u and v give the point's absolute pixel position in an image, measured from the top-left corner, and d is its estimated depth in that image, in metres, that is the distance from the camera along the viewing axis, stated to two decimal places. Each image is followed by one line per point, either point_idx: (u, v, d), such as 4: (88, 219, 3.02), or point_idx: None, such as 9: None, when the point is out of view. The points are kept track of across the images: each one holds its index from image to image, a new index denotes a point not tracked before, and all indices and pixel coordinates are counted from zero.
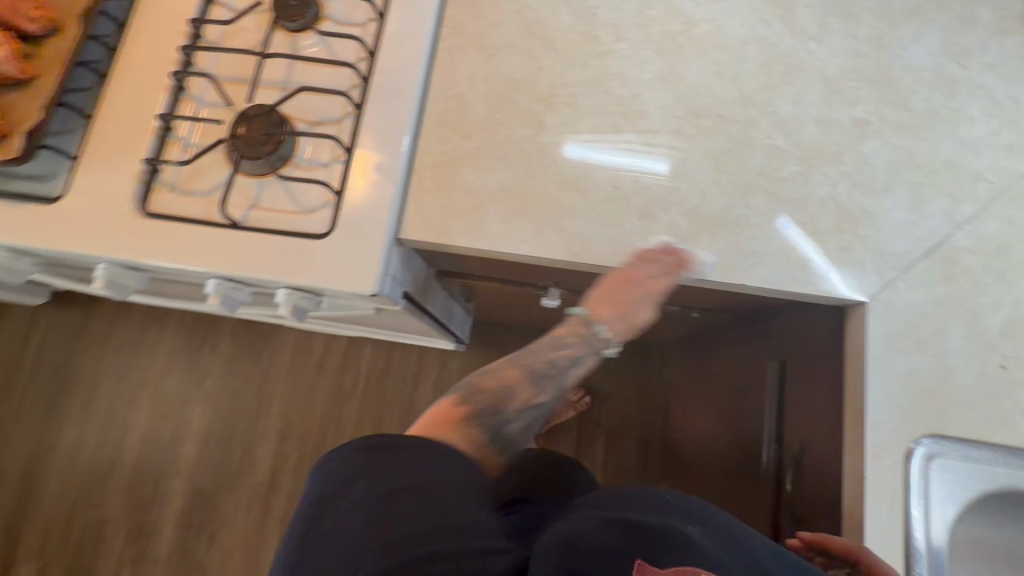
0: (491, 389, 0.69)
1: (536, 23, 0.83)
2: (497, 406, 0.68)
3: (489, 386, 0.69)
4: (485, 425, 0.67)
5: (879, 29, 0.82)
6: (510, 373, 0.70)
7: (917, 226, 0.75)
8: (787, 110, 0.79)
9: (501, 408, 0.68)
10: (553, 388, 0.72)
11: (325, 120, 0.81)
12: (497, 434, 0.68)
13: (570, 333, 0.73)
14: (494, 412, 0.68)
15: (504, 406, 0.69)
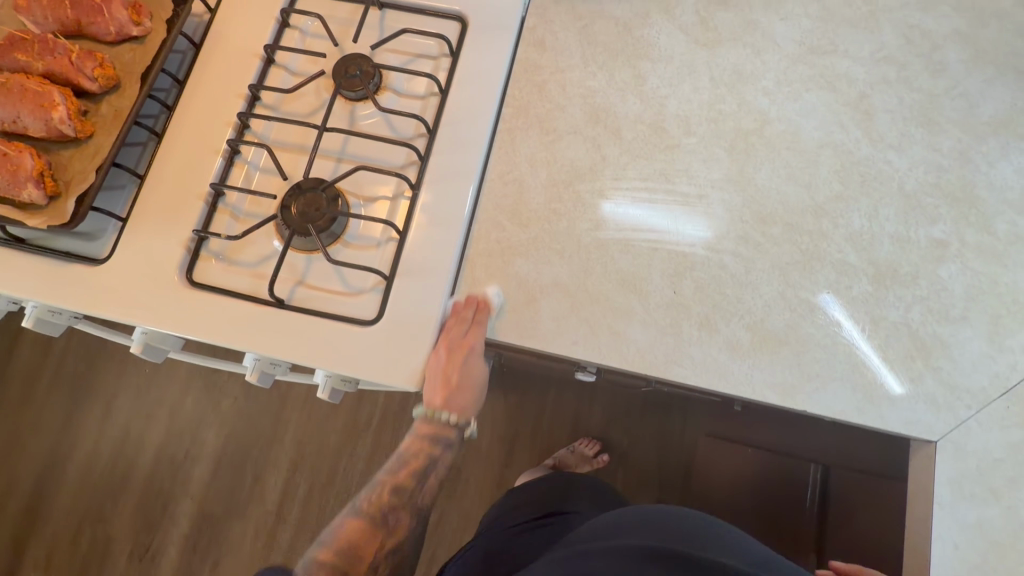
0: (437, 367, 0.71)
1: (602, 110, 0.81)
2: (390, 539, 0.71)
3: (405, 477, 0.73)
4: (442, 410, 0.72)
5: (963, 142, 0.78)
6: (387, 492, 0.73)
7: (995, 362, 0.70)
8: (862, 223, 0.75)
9: (393, 536, 0.71)
10: (434, 483, 0.75)
11: (379, 195, 0.79)
12: (398, 565, 0.72)
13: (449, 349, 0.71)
14: (395, 554, 0.71)
15: (418, 528, 0.74)
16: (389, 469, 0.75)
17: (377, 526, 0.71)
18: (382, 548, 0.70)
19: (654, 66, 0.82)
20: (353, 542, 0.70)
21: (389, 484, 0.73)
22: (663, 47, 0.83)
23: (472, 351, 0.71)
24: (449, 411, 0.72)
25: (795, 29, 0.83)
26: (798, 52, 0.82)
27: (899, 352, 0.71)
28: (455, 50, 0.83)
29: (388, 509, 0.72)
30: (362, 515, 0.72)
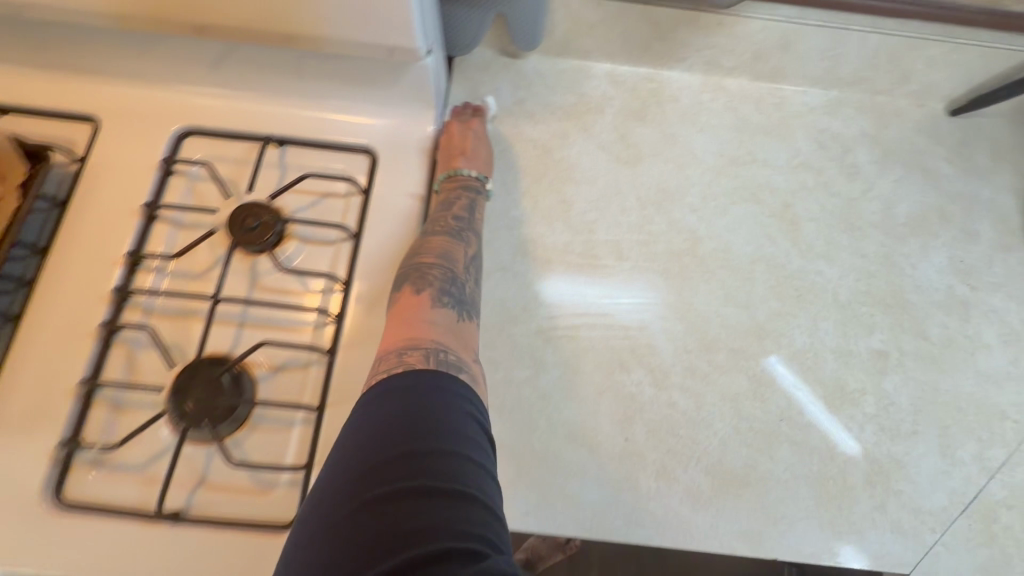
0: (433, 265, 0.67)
1: (529, 241, 0.76)
2: (449, 269, 0.67)
3: (433, 261, 0.67)
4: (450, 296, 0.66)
5: (885, 245, 0.78)
6: (437, 240, 0.69)
7: (951, 477, 0.69)
8: (803, 341, 0.74)
9: (452, 271, 0.67)
10: (473, 237, 0.72)
11: (290, 364, 0.68)
12: (464, 297, 0.67)
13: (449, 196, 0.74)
14: (459, 292, 0.66)
15: (471, 264, 0.71)
16: (426, 242, 0.69)
17: (434, 282, 0.65)
18: (448, 288, 0.66)
19: (578, 189, 0.79)
20: (427, 306, 0.63)
21: (437, 248, 0.68)
22: (585, 167, 0.80)
23: (477, 121, 0.78)
24: (470, 167, 0.75)
25: (712, 141, 0.82)
26: (718, 164, 0.81)
27: (851, 447, 0.70)
28: (365, 187, 0.75)
29: (449, 274, 0.67)
30: (414, 263, 0.66)
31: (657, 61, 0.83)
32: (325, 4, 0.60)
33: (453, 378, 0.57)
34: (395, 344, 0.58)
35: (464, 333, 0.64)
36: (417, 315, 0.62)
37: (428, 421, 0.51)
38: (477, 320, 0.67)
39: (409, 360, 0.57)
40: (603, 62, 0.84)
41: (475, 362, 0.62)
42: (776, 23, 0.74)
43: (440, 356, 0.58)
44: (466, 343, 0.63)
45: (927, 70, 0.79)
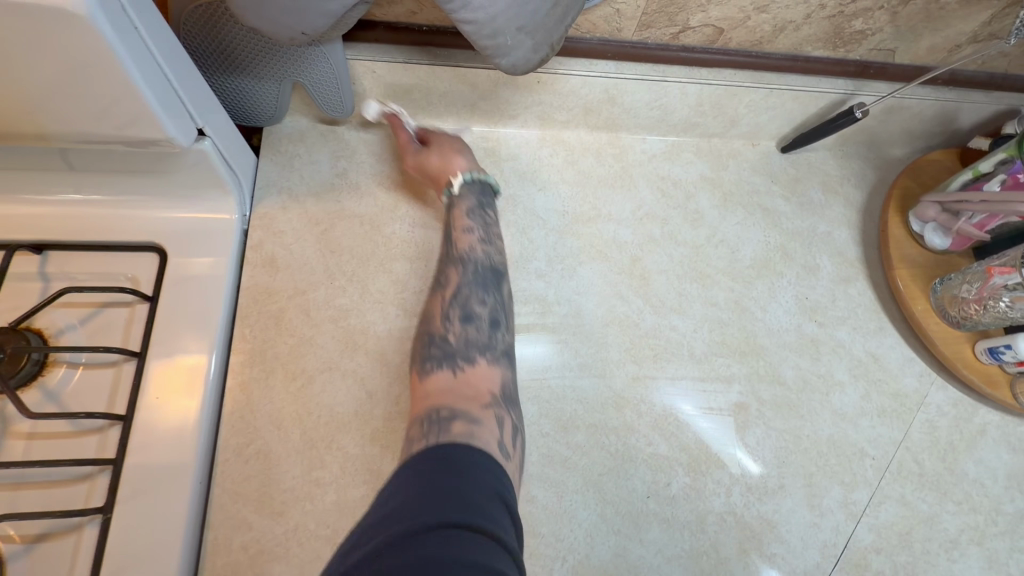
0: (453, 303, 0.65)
1: (359, 332, 0.68)
2: (427, 334, 0.63)
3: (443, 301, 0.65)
4: (446, 355, 0.61)
5: (735, 291, 0.77)
6: (450, 273, 0.67)
7: (821, 529, 0.67)
8: (662, 406, 0.70)
9: (430, 333, 0.63)
10: (456, 266, 0.67)
11: (52, 530, 0.55)
12: (451, 349, 0.62)
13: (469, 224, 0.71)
14: (444, 348, 0.62)
15: (453, 306, 0.65)
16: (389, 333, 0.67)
17: (426, 357, 0.62)
18: (432, 353, 0.62)
19: (413, 266, 0.72)
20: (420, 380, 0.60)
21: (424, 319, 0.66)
22: (420, 240, 0.73)
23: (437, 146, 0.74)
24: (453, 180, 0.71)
25: (554, 198, 0.79)
26: (562, 224, 0.77)
27: (737, 477, 0.68)
28: (151, 295, 0.63)
29: (427, 338, 0.63)
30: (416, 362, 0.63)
31: (489, 120, 0.79)
32: (52, 113, 0.49)
33: (443, 426, 0.52)
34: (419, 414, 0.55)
35: (473, 376, 0.59)
36: (422, 394, 0.59)
37: (472, 488, 0.45)
38: (486, 358, 0.62)
39: (411, 437, 0.53)
40: (433, 124, 0.79)
41: (485, 407, 0.56)
42: (596, 78, 0.72)
43: (433, 416, 0.54)
44: (468, 396, 0.57)
45: (750, 114, 0.80)
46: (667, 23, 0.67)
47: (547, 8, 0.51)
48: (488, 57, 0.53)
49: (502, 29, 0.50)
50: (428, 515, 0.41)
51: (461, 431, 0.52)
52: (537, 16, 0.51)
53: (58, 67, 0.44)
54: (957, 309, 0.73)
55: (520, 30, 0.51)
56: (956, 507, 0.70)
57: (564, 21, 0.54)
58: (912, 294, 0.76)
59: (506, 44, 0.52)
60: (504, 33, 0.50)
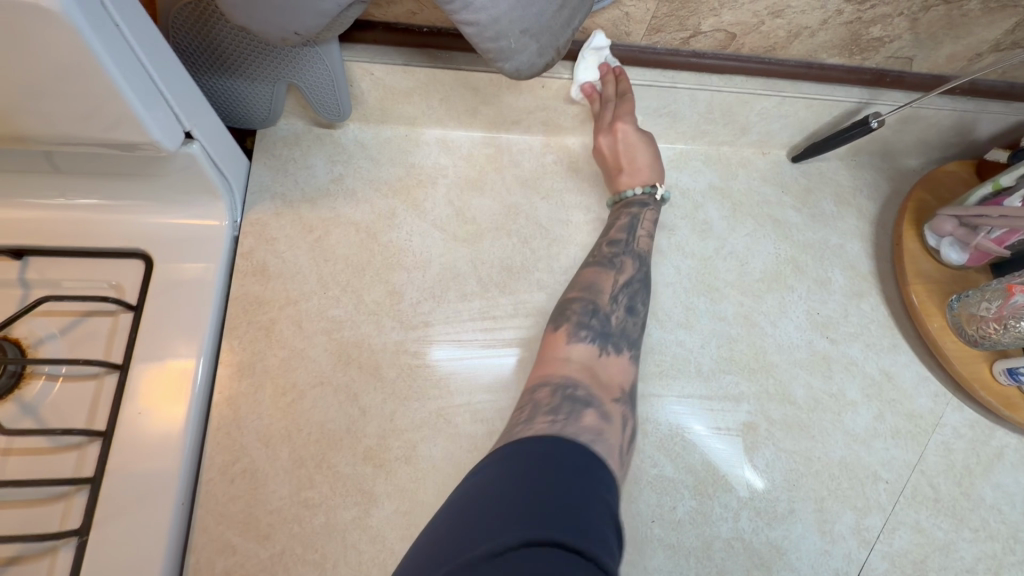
0: (608, 300, 0.65)
1: (353, 345, 0.65)
2: (592, 301, 0.65)
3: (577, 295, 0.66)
4: (598, 330, 0.63)
5: (745, 305, 0.75)
6: (588, 273, 0.68)
7: (832, 557, 0.64)
8: (668, 426, 0.67)
9: (596, 303, 0.65)
10: (629, 261, 0.69)
11: (23, 552, 0.52)
12: (608, 329, 0.63)
13: (621, 217, 0.72)
14: (602, 324, 0.63)
15: (622, 293, 0.67)
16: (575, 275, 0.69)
17: (573, 316, 0.64)
18: (587, 322, 0.63)
19: (411, 276, 0.69)
20: (562, 343, 0.62)
21: (581, 282, 0.67)
22: (418, 249, 0.71)
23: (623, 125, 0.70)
24: (634, 185, 0.72)
25: (559, 206, 0.76)
26: (567, 233, 0.75)
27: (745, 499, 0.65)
28: (136, 304, 0.60)
29: (591, 306, 0.64)
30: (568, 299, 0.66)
31: (491, 125, 0.76)
32: (28, 115, 0.47)
33: (577, 414, 0.53)
34: (552, 377, 0.57)
35: (604, 368, 0.60)
36: (555, 352, 0.61)
37: (582, 493, 0.43)
38: (629, 353, 0.64)
39: (536, 396, 0.55)
40: (433, 128, 0.76)
41: (612, 402, 0.57)
42: (603, 82, 0.69)
43: (566, 392, 0.55)
44: (604, 384, 0.58)
45: (762, 122, 0.77)
46: (678, 27, 0.65)
47: (553, 9, 0.48)
48: (491, 60, 0.51)
49: (505, 32, 0.47)
50: (535, 518, 0.40)
51: (592, 424, 0.53)
52: (542, 18, 0.48)
53: (31, 69, 0.42)
54: (974, 327, 0.70)
55: (524, 33, 0.48)
56: (972, 535, 0.67)
57: (571, 24, 0.52)
58: (928, 311, 0.73)
59: (510, 48, 0.49)
60: (507, 36, 0.47)
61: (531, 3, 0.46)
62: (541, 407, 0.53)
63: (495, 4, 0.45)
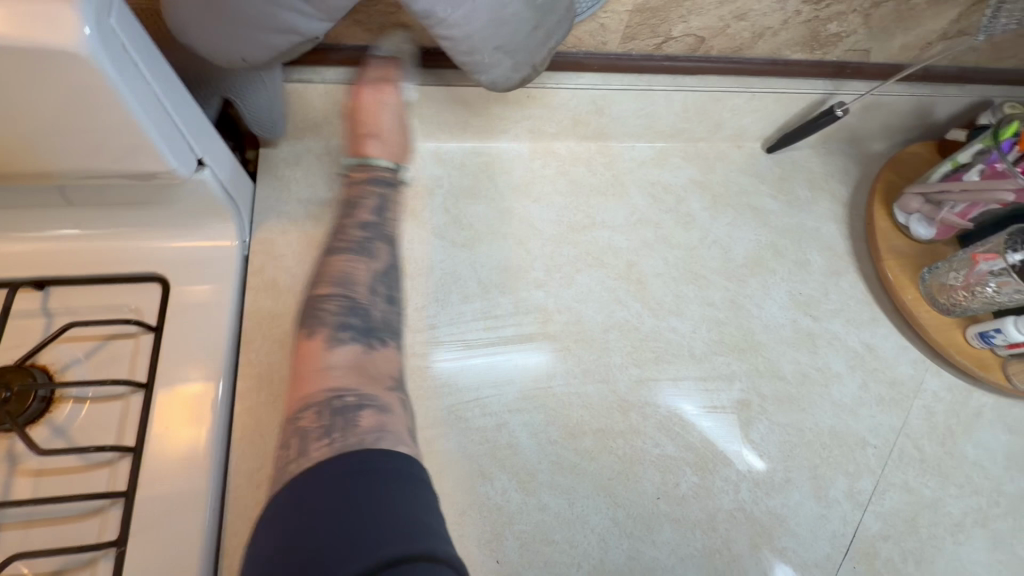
0: (362, 291, 0.69)
1: (365, 350, 0.69)
2: (348, 298, 0.68)
3: (330, 283, 0.68)
4: (359, 320, 0.67)
5: (730, 290, 0.79)
6: (334, 265, 0.69)
7: (829, 520, 0.68)
8: (666, 406, 0.71)
9: (351, 299, 0.68)
10: (386, 245, 0.71)
11: (67, 566, 0.54)
12: (369, 325, 0.68)
13: (355, 185, 0.74)
14: (362, 320, 0.67)
15: (380, 283, 0.70)
16: (322, 268, 0.70)
17: (330, 319, 0.67)
18: (349, 320, 0.67)
19: (415, 283, 0.73)
20: (320, 351, 0.65)
21: (333, 277, 0.69)
22: (420, 257, 0.74)
23: (388, 88, 0.69)
24: (384, 156, 0.74)
25: (550, 209, 0.80)
26: (559, 234, 0.79)
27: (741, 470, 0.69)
28: (156, 325, 0.63)
29: (350, 304, 0.68)
30: (310, 305, 0.67)
31: (482, 136, 0.80)
32: (49, 150, 0.49)
33: (352, 422, 0.57)
34: (299, 399, 0.60)
35: (375, 363, 0.65)
36: (312, 365, 0.64)
37: (377, 496, 0.50)
38: (394, 343, 0.68)
39: (305, 426, 0.56)
40: (428, 141, 0.80)
41: (390, 391, 0.64)
42: (583, 90, 0.74)
43: (337, 403, 0.59)
44: (373, 378, 0.64)
45: (735, 118, 0.82)
46: (650, 35, 0.69)
47: (528, 29, 0.52)
48: (468, 72, 0.55)
49: (478, 47, 0.52)
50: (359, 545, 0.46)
51: (375, 423, 0.58)
52: (516, 36, 0.52)
53: (34, 97, 0.44)
54: (945, 297, 0.75)
55: (497, 50, 0.53)
56: (958, 491, 0.72)
57: (547, 42, 0.56)
58: (903, 285, 0.78)
59: (482, 62, 0.53)
60: (480, 51, 0.52)
61: (505, 23, 0.50)
62: (314, 432, 0.55)
63: (468, 22, 0.49)
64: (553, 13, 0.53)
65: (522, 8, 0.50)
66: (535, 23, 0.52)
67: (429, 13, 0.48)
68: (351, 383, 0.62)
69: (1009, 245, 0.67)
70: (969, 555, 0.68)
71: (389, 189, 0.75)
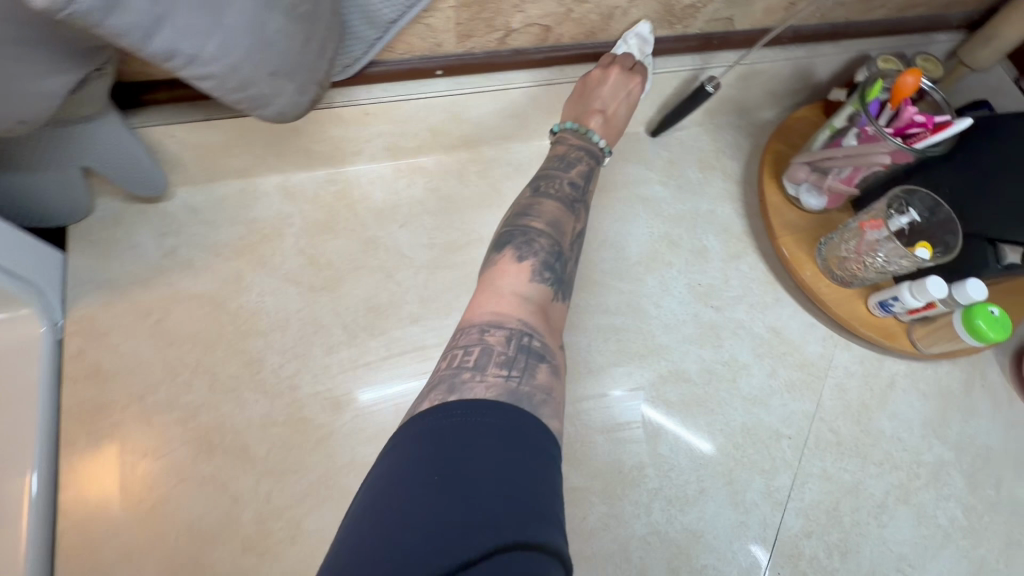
0: (541, 225, 0.58)
1: (214, 429, 0.60)
2: (556, 243, 0.56)
3: (541, 226, 0.57)
4: (553, 273, 0.55)
5: (626, 291, 0.73)
6: (547, 206, 0.60)
7: (748, 527, 0.64)
8: (568, 432, 0.65)
9: (557, 243, 0.57)
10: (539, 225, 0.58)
11: None
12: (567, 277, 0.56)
13: (572, 148, 0.66)
14: (560, 266, 0.55)
15: (580, 242, 0.61)
16: (537, 206, 0.60)
17: (535, 249, 0.55)
18: (550, 262, 0.55)
19: (270, 340, 0.64)
20: (522, 276, 0.53)
21: (545, 216, 0.59)
22: (273, 310, 0.66)
23: (618, 71, 0.66)
24: (603, 134, 0.67)
25: (419, 233, 0.72)
26: (432, 259, 0.71)
27: (652, 489, 0.64)
28: None
29: (555, 246, 0.56)
30: (506, 230, 0.57)
31: (332, 161, 0.71)
32: None
33: (530, 368, 0.45)
34: (477, 317, 0.49)
35: (555, 316, 0.52)
36: (509, 284, 0.52)
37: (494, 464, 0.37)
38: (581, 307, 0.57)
39: (488, 342, 0.46)
40: (270, 175, 0.70)
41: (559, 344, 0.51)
42: (430, 99, 0.66)
43: (523, 341, 0.47)
44: (555, 328, 0.51)
45: None
46: (487, 30, 0.61)
47: (299, 45, 0.45)
48: (248, 108, 0.46)
49: (251, 78, 0.42)
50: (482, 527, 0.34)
51: (544, 381, 0.45)
52: (289, 58, 0.44)
53: None
54: (841, 268, 0.71)
55: (274, 75, 0.44)
56: (878, 470, 0.68)
57: (324, 54, 0.49)
58: (800, 261, 0.73)
59: (263, 93, 0.44)
60: (253, 82, 0.43)
61: (271, 45, 0.42)
62: (492, 356, 0.45)
63: (227, 53, 0.39)
64: (319, 19, 0.46)
65: (285, 23, 0.42)
66: (306, 36, 0.44)
67: (171, 53, 0.37)
68: (537, 324, 0.50)
69: (886, 211, 0.65)
70: (893, 536, 0.66)
71: (588, 156, 0.66)
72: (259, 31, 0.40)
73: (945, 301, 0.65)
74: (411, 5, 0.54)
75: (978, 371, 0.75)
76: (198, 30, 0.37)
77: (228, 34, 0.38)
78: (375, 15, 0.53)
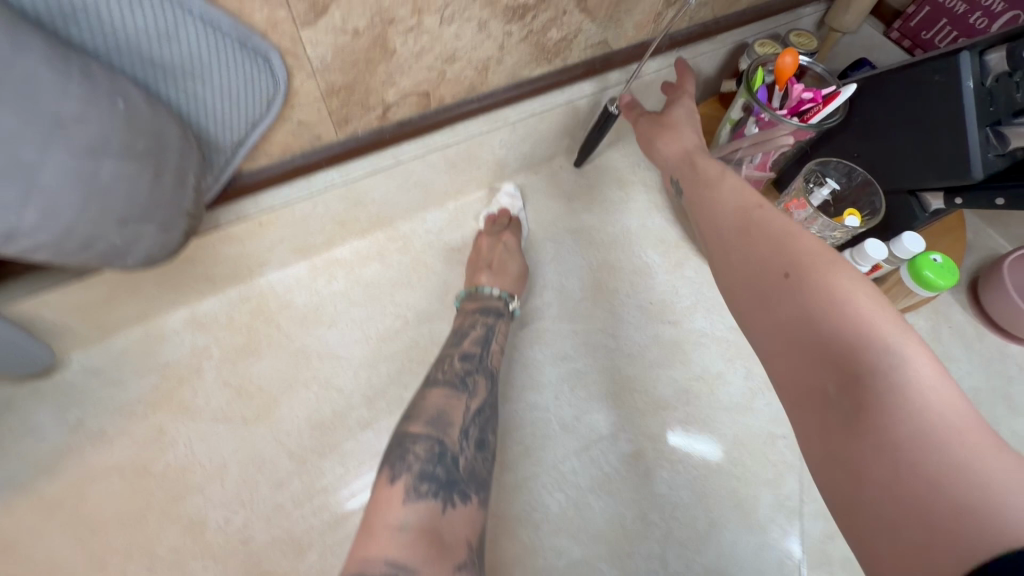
0: (463, 415, 0.57)
1: None
2: (438, 441, 0.53)
3: (420, 429, 0.54)
4: (438, 478, 0.51)
5: (579, 331, 0.70)
6: (431, 399, 0.57)
7: (769, 548, 0.60)
8: (558, 502, 0.60)
9: (440, 442, 0.53)
10: (482, 381, 0.61)
11: None
12: (455, 476, 0.52)
13: (466, 317, 0.67)
14: (448, 471, 0.51)
15: (473, 423, 0.57)
16: (417, 404, 0.57)
17: (413, 463, 0.51)
18: (432, 470, 0.51)
19: (208, 494, 0.57)
20: (398, 503, 0.48)
21: (427, 413, 0.56)
22: (205, 458, 0.59)
23: None
24: None
25: (350, 329, 0.67)
26: (369, 354, 0.66)
27: (660, 535, 0.60)
28: None
29: (436, 447, 0.53)
30: (393, 441, 0.54)
31: (240, 279, 0.67)
32: None
33: None
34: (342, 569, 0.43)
35: (448, 528, 0.48)
36: (383, 519, 0.47)
37: None
38: (478, 497, 0.52)
39: None
40: (176, 311, 0.65)
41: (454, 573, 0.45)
42: (322, 193, 0.62)
43: None
44: (447, 547, 0.46)
45: (510, 150, 0.75)
46: (363, 110, 0.58)
47: (148, 183, 0.42)
48: (104, 262, 0.44)
49: (97, 233, 0.40)
50: None
51: None
52: (138, 200, 0.42)
53: None
54: None
55: (126, 223, 0.42)
56: None
57: (186, 183, 0.46)
58: None
59: (116, 245, 0.42)
60: (101, 236, 0.41)
61: (108, 192, 0.39)
62: None
63: (54, 219, 0.37)
64: (167, 150, 0.42)
65: (119, 166, 0.39)
66: (142, 176, 0.41)
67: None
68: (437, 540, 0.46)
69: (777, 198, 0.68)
70: None
71: (485, 314, 0.66)
72: (88, 183, 0.37)
73: (889, 260, 0.64)
74: (256, 123, 0.51)
75: (941, 315, 0.74)
76: (9, 202, 0.34)
77: (49, 197, 0.36)
78: (217, 140, 0.50)
